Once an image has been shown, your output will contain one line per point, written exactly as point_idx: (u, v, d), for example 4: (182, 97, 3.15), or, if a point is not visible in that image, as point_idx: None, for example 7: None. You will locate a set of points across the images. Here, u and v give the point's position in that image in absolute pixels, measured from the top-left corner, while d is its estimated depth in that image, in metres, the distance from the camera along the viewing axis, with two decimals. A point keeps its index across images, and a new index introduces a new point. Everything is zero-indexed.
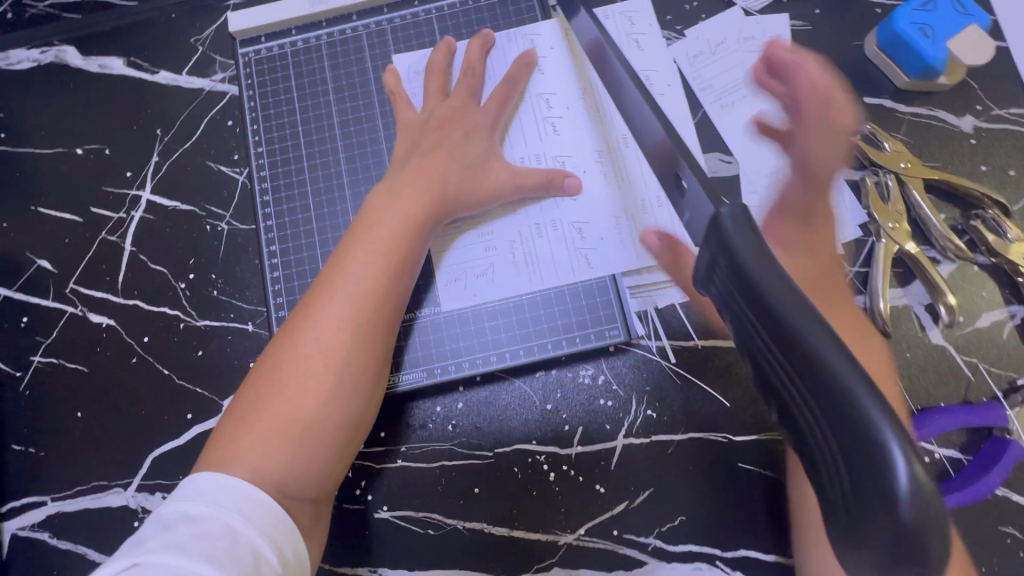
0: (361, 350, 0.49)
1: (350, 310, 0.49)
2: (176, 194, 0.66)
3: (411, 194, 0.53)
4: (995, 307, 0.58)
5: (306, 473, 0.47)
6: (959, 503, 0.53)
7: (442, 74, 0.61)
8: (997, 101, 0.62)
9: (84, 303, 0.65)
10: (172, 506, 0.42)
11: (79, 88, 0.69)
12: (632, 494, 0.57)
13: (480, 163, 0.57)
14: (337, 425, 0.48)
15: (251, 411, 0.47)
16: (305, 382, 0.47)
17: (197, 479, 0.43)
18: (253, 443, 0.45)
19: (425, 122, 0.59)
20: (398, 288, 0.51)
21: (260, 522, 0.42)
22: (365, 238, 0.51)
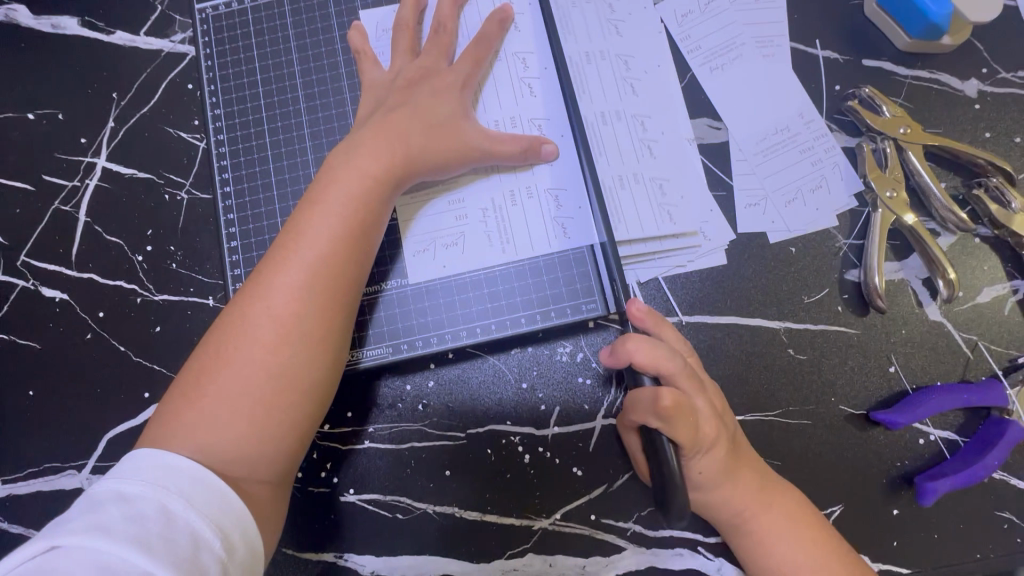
0: (316, 320, 0.46)
1: (304, 278, 0.46)
2: (133, 162, 0.63)
3: (371, 153, 0.49)
4: (997, 281, 0.55)
5: (258, 451, 0.44)
6: (952, 488, 0.50)
7: (411, 30, 0.57)
8: (1003, 63, 0.58)
9: (36, 277, 0.61)
10: (105, 485, 0.39)
11: (30, 49, 0.65)
12: (610, 478, 0.54)
13: (447, 122, 0.53)
14: (293, 399, 0.45)
15: (197, 385, 0.44)
16: (255, 354, 0.44)
17: (136, 456, 0.41)
18: (200, 420, 0.43)
19: (390, 81, 0.55)
20: (358, 254, 0.48)
21: (201, 505, 0.39)
22: (321, 201, 0.48)
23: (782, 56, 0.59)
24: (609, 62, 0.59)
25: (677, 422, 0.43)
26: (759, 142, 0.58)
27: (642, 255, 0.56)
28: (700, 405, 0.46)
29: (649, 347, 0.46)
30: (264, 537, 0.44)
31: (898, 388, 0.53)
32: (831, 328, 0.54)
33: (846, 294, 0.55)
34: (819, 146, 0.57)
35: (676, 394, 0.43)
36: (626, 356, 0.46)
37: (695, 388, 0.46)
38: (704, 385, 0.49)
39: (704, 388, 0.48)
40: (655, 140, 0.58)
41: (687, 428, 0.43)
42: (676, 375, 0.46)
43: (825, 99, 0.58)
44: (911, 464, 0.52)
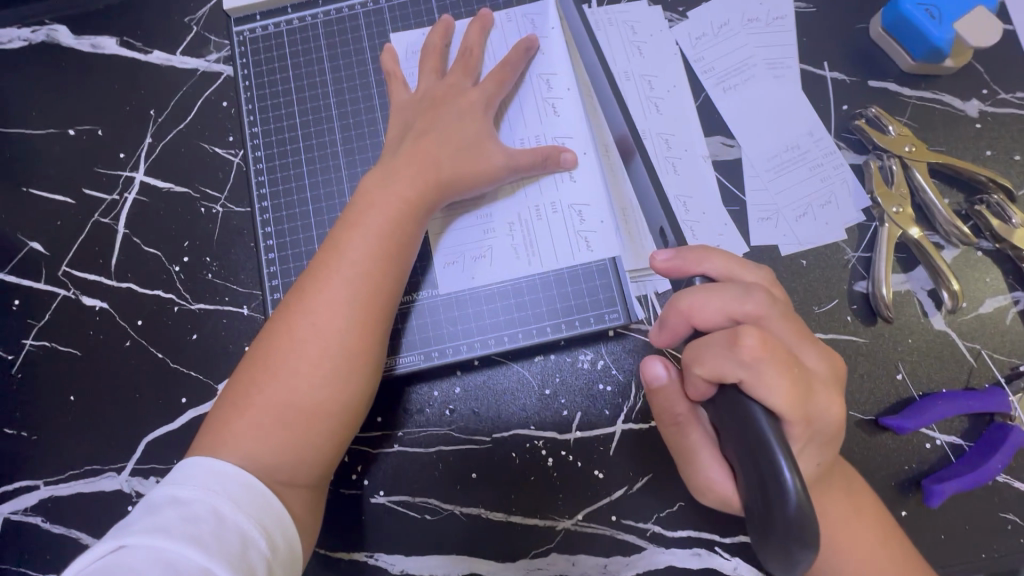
0: (355, 335, 0.48)
1: (345, 295, 0.48)
2: (170, 176, 0.65)
3: (405, 176, 0.52)
4: (998, 293, 0.58)
5: (300, 458, 0.46)
6: (958, 490, 0.53)
7: (440, 53, 0.60)
8: (1003, 85, 0.61)
9: (77, 286, 0.64)
10: (160, 490, 0.42)
11: (71, 68, 0.68)
12: (630, 480, 0.57)
13: (474, 144, 0.56)
14: (333, 408, 0.47)
15: (243, 396, 0.46)
16: (298, 366, 0.47)
17: (187, 463, 0.43)
18: (246, 429, 0.45)
19: (418, 103, 0.58)
20: (394, 272, 0.51)
21: (248, 506, 0.42)
22: (359, 221, 0.51)
23: (793, 77, 0.62)
24: (631, 83, 0.62)
25: (767, 374, 0.36)
26: (771, 159, 0.61)
27: None
28: (799, 350, 0.40)
29: (722, 296, 0.40)
30: (303, 539, 0.47)
31: (905, 394, 0.56)
32: (842, 337, 0.57)
33: (855, 304, 0.58)
34: (828, 162, 0.60)
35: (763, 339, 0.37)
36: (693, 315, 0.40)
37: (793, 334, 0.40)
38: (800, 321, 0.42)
39: (802, 327, 0.41)
40: (677, 158, 0.61)
41: (787, 384, 0.37)
42: (763, 316, 0.39)
43: (834, 118, 0.61)
44: (918, 467, 0.55)
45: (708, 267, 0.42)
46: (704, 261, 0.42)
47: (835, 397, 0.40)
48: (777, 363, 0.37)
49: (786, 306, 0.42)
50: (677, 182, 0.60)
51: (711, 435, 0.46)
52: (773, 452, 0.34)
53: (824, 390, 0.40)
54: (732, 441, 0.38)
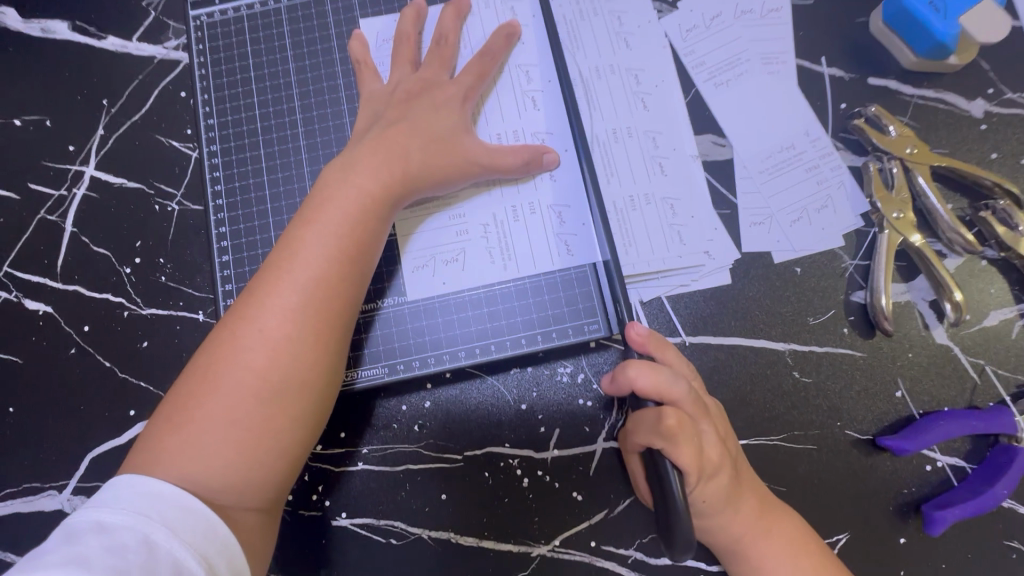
0: (309, 341, 0.44)
1: (298, 297, 0.44)
2: (122, 171, 0.61)
3: (368, 169, 0.48)
4: (1004, 305, 0.54)
5: (246, 478, 0.42)
6: (961, 517, 0.49)
7: (411, 42, 0.56)
8: (1009, 84, 0.57)
9: (19, 289, 0.59)
10: (85, 515, 0.37)
11: (18, 54, 0.64)
12: (611, 503, 0.53)
13: (446, 137, 0.51)
14: (282, 424, 0.43)
15: (184, 409, 0.42)
16: (244, 378, 0.42)
17: (119, 484, 0.39)
18: (185, 446, 0.41)
19: (389, 94, 0.53)
20: (353, 274, 0.47)
21: (186, 533, 0.38)
22: (315, 218, 0.46)
23: (788, 73, 0.58)
24: (618, 77, 0.58)
25: (681, 442, 0.41)
26: (765, 161, 0.57)
27: (643, 274, 0.55)
28: (705, 428, 0.44)
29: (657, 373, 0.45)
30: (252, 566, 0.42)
31: (904, 413, 0.52)
32: (837, 351, 0.53)
33: (852, 316, 0.54)
34: (825, 165, 0.57)
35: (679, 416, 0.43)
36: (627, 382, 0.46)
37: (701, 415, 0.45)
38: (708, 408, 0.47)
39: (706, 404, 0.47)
40: (665, 158, 0.57)
41: (691, 451, 0.42)
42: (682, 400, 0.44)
43: (831, 118, 0.58)
44: (918, 491, 0.51)
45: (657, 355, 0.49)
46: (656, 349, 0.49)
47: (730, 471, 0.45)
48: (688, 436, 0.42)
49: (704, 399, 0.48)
50: (665, 185, 0.56)
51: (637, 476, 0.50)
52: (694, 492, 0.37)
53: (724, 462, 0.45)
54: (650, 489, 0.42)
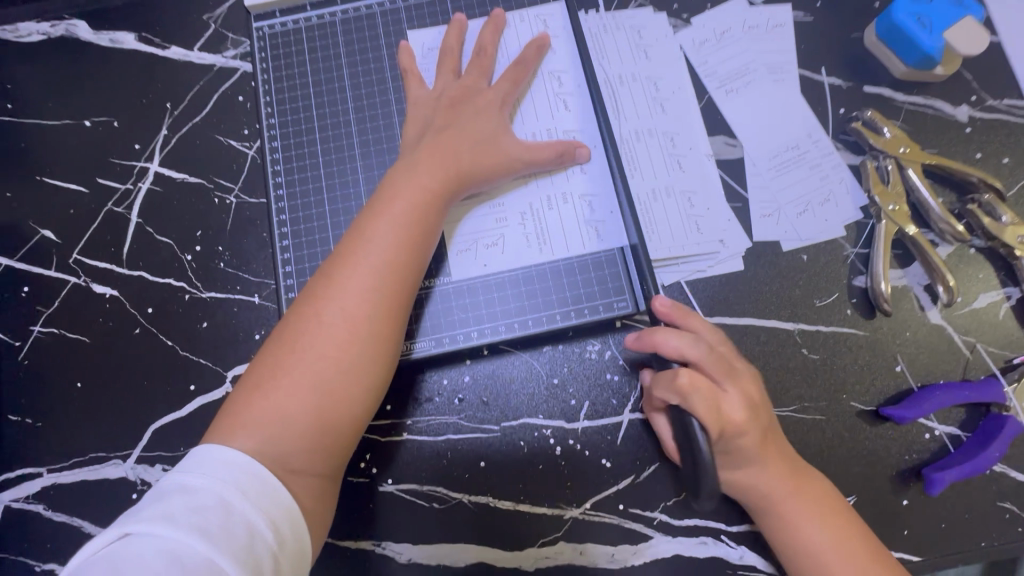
0: (376, 323, 0.49)
1: (368, 282, 0.49)
2: (184, 167, 0.66)
3: (428, 169, 0.54)
4: (992, 289, 0.60)
5: (320, 442, 0.47)
6: (958, 478, 0.54)
7: (455, 57, 0.62)
8: (991, 92, 0.64)
9: (87, 274, 0.64)
10: (169, 479, 0.42)
11: (88, 61, 0.69)
12: (637, 469, 0.57)
13: (491, 139, 0.57)
14: (354, 394, 0.48)
15: (266, 379, 0.47)
16: (320, 353, 0.47)
17: (197, 452, 0.43)
18: (270, 411, 0.46)
19: (437, 100, 0.59)
20: (417, 262, 0.52)
21: (255, 496, 0.42)
22: (384, 211, 0.52)
23: (792, 81, 0.65)
24: (640, 83, 0.65)
25: (694, 398, 0.46)
26: (772, 159, 0.63)
27: (662, 261, 0.60)
28: (727, 390, 0.49)
29: (677, 338, 0.49)
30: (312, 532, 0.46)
31: (904, 386, 0.57)
32: (842, 330, 0.59)
33: (854, 299, 0.59)
34: (827, 163, 0.63)
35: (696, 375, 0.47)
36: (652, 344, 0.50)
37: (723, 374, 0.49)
38: (735, 371, 0.51)
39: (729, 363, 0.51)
40: (682, 155, 0.63)
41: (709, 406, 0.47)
42: (703, 361, 0.49)
43: (831, 121, 0.64)
44: (918, 457, 0.56)
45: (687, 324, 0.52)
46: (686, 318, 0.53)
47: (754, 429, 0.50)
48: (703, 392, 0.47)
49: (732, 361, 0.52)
50: (683, 179, 0.62)
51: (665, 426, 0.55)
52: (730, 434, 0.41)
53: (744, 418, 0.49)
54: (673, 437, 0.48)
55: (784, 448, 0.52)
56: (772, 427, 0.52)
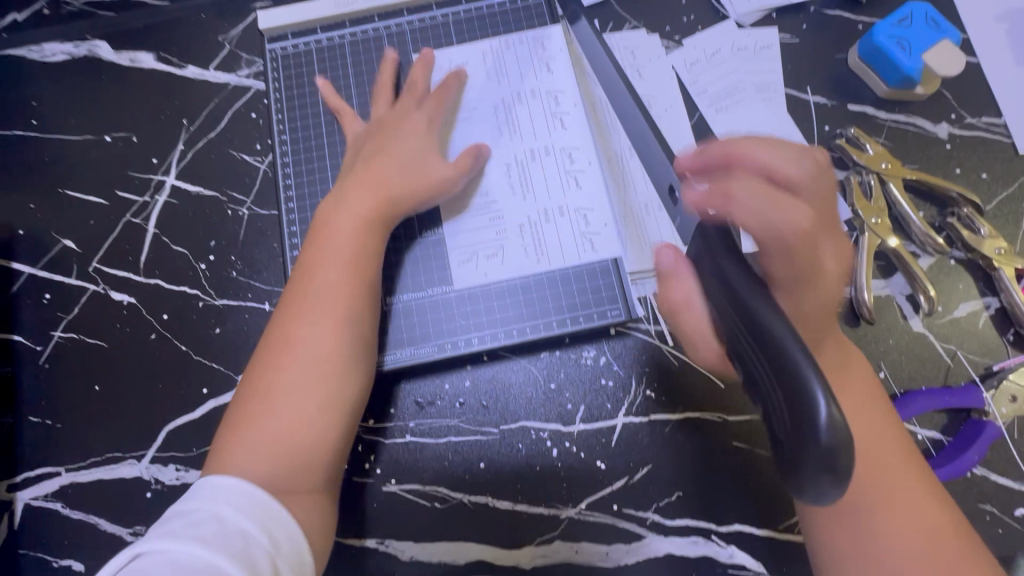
0: (327, 345, 0.51)
1: (313, 312, 0.52)
2: (199, 181, 0.70)
3: (357, 200, 0.57)
4: (971, 298, 0.62)
5: (301, 461, 0.49)
6: (939, 480, 0.56)
7: (420, 86, 0.65)
8: (970, 110, 0.67)
9: (106, 282, 0.67)
10: (176, 505, 0.45)
11: (110, 80, 0.73)
12: (631, 470, 0.60)
13: (418, 159, 0.60)
14: (321, 412, 0.50)
15: (243, 415, 0.50)
16: (283, 383, 0.50)
17: (202, 480, 0.46)
18: (247, 447, 0.48)
19: (369, 129, 0.63)
20: (359, 282, 0.54)
21: (248, 508, 0.44)
22: (321, 246, 0.55)
23: (779, 100, 0.68)
24: None
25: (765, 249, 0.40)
26: None
27: (654, 270, 0.62)
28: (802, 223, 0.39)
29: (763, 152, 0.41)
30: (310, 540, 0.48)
31: (888, 392, 0.60)
32: None
33: (840, 307, 0.62)
34: None
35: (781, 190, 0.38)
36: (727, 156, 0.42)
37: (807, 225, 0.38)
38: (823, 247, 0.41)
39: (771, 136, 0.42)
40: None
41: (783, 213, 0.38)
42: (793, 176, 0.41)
43: (816, 138, 0.67)
44: None
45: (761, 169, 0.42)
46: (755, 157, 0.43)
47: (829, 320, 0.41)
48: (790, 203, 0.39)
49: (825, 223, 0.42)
50: None
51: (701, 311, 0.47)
52: (809, 386, 0.31)
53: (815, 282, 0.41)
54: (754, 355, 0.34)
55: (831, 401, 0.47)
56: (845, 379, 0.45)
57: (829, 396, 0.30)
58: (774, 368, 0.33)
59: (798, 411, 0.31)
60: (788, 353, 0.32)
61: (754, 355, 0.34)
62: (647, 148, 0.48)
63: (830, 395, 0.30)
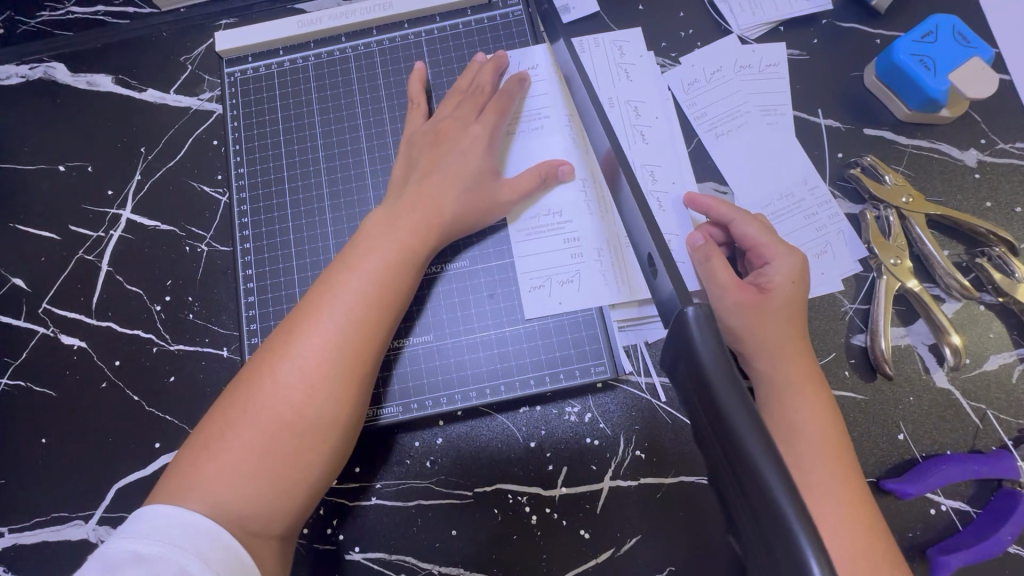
0: (342, 381, 0.44)
1: (334, 339, 0.45)
2: (156, 214, 0.65)
3: (408, 222, 0.51)
4: (1004, 349, 0.55)
5: (277, 505, 0.42)
6: (966, 562, 0.50)
7: (485, 93, 0.59)
8: (1001, 135, 0.60)
9: (56, 324, 0.63)
10: (118, 545, 0.37)
11: (65, 104, 0.68)
12: (617, 541, 0.54)
13: (474, 181, 0.55)
14: (313, 456, 0.43)
15: (220, 437, 0.42)
16: (282, 413, 0.43)
17: (150, 513, 0.38)
18: (220, 472, 0.41)
19: (424, 134, 0.57)
20: (389, 317, 0.48)
21: (216, 563, 0.37)
22: (357, 263, 0.48)
23: (786, 124, 0.61)
24: (619, 115, 0.61)
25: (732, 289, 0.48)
26: (764, 208, 0.59)
27: (642, 318, 0.57)
28: (783, 269, 0.49)
29: (742, 216, 0.52)
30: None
31: (907, 456, 0.53)
32: (839, 393, 0.55)
33: (853, 359, 0.55)
34: (824, 212, 0.59)
35: (763, 235, 0.51)
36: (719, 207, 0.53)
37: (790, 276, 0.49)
38: (791, 299, 0.49)
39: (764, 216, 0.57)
40: (662, 191, 0.59)
41: (782, 264, 0.49)
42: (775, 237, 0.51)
43: (828, 166, 0.60)
44: (923, 534, 0.52)
45: (748, 232, 0.51)
46: (746, 225, 0.51)
47: (812, 389, 0.47)
48: (779, 248, 0.50)
49: (802, 287, 0.50)
50: (665, 220, 0.58)
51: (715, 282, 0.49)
52: (799, 543, 0.24)
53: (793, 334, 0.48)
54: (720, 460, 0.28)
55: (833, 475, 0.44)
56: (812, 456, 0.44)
57: (827, 565, 0.23)
58: (756, 508, 0.26)
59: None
60: (769, 489, 0.25)
61: (731, 480, 0.28)
62: (619, 189, 0.41)
63: (830, 563, 0.23)
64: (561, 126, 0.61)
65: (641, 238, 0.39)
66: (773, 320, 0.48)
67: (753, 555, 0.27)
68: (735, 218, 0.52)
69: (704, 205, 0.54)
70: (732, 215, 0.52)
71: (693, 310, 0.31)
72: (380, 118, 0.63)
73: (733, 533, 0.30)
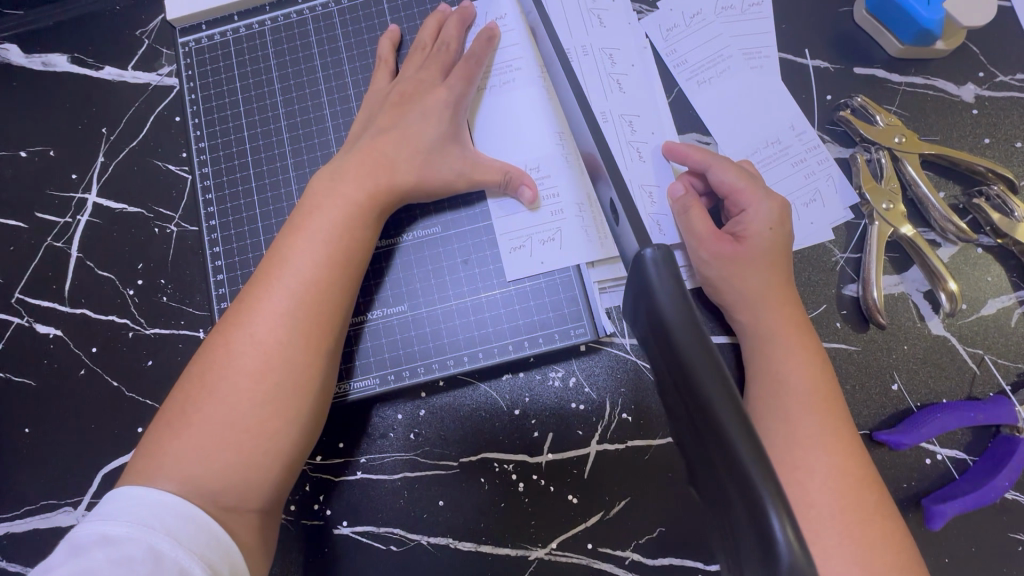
0: (301, 346, 0.43)
1: (286, 303, 0.44)
2: (123, 197, 0.63)
3: (355, 179, 0.49)
4: (1002, 293, 0.53)
5: (250, 478, 0.41)
6: (963, 510, 0.48)
7: (449, 48, 0.56)
8: (1000, 67, 0.56)
9: (30, 314, 0.62)
10: (86, 528, 0.36)
11: (21, 87, 0.66)
12: (607, 505, 0.53)
13: (434, 137, 0.52)
14: (281, 424, 0.42)
15: (182, 414, 0.41)
16: (241, 382, 0.42)
17: (119, 496, 0.38)
18: (183, 449, 0.40)
19: (385, 96, 0.55)
20: (343, 279, 0.46)
21: (189, 541, 0.36)
22: (305, 227, 0.47)
23: (770, 67, 0.58)
24: (594, 64, 0.58)
25: (707, 239, 0.47)
26: (750, 157, 0.56)
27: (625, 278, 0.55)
28: (766, 214, 0.47)
29: (718, 161, 0.49)
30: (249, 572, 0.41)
31: (901, 407, 0.52)
32: (829, 345, 0.53)
33: (845, 310, 0.53)
34: (812, 157, 0.56)
35: (741, 180, 0.48)
36: (695, 155, 0.51)
37: (773, 221, 0.47)
38: (773, 247, 0.47)
39: (749, 162, 0.55)
40: (643, 142, 0.56)
41: (763, 210, 0.47)
42: (754, 182, 0.48)
43: (817, 109, 0.57)
44: (918, 484, 0.50)
45: (725, 178, 0.48)
46: (721, 171, 0.49)
47: (798, 341, 0.45)
48: (759, 194, 0.48)
49: (786, 234, 0.48)
50: (644, 171, 0.55)
51: (690, 229, 0.47)
52: (757, 493, 0.22)
53: (775, 287, 0.46)
54: (681, 414, 0.27)
55: (820, 425, 0.43)
56: (796, 407, 0.43)
57: (786, 516, 0.22)
58: (713, 457, 0.24)
59: (748, 528, 0.23)
60: (729, 442, 0.23)
61: (690, 430, 0.26)
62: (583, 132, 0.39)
63: (789, 512, 0.22)
64: (533, 78, 0.58)
65: (605, 185, 0.37)
66: (752, 270, 0.46)
67: (715, 505, 0.26)
68: (713, 165, 0.49)
69: (681, 154, 0.52)
70: (710, 162, 0.50)
71: (651, 251, 0.30)
72: (343, 82, 0.61)
73: (696, 486, 0.29)
